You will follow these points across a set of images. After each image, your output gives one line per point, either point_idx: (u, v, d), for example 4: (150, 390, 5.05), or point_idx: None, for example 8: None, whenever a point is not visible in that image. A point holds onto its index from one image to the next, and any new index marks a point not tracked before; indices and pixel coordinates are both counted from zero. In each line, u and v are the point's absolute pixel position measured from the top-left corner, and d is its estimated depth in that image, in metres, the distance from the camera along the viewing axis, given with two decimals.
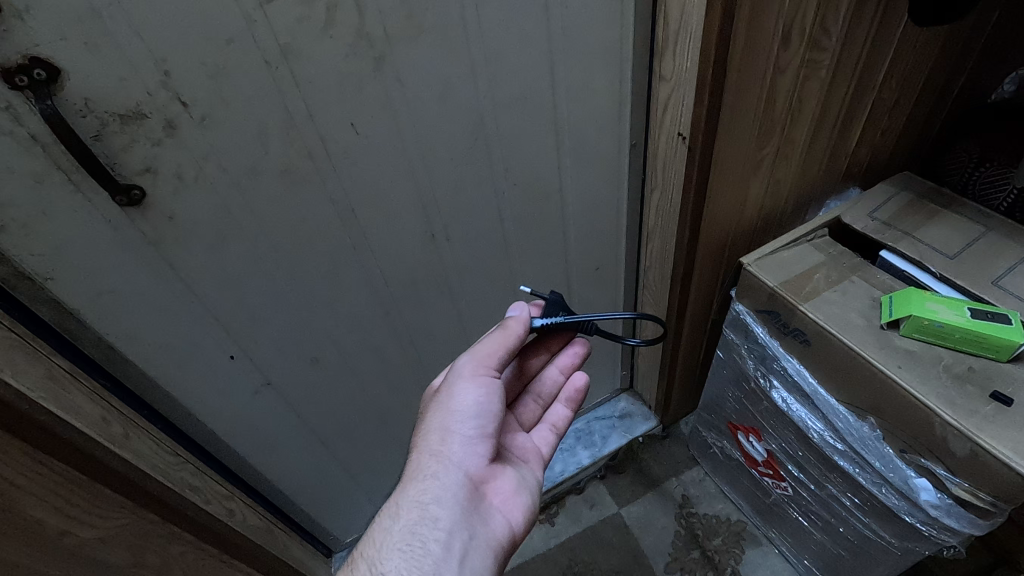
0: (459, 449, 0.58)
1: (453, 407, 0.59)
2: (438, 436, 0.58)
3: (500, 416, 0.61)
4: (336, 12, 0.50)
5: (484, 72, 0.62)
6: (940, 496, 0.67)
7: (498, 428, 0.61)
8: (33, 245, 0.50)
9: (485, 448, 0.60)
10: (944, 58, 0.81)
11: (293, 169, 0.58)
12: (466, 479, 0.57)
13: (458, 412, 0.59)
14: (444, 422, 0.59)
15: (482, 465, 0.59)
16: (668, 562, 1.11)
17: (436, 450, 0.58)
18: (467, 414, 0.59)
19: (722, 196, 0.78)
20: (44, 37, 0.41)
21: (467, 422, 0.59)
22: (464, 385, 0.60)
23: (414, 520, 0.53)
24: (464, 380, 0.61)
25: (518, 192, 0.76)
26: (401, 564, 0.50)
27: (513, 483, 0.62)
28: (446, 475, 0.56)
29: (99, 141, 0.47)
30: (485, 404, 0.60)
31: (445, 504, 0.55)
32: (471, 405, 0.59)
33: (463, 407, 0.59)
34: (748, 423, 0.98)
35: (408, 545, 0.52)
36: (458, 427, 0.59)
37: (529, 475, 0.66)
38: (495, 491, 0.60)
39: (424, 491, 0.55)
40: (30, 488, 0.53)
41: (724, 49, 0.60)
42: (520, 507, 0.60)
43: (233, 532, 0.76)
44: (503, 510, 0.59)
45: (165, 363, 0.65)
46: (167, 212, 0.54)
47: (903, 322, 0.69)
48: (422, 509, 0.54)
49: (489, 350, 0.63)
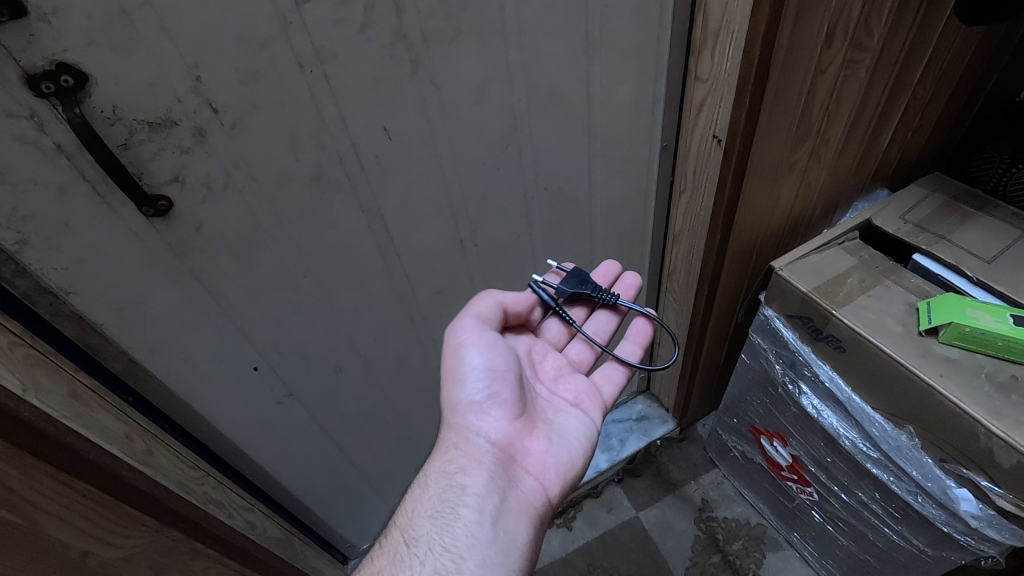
0: (471, 414, 0.58)
1: (453, 375, 0.59)
2: (447, 408, 0.59)
3: (506, 375, 0.60)
4: (373, 13, 0.48)
5: (521, 75, 0.60)
6: (981, 507, 0.66)
7: (512, 387, 0.60)
8: (56, 259, 0.47)
9: (501, 411, 0.59)
10: (980, 57, 0.79)
11: (324, 176, 0.55)
12: (486, 444, 0.56)
13: (461, 381, 0.59)
14: (450, 393, 0.59)
15: (504, 429, 0.58)
16: (689, 566, 1.10)
17: (452, 423, 0.58)
18: (467, 379, 0.59)
19: (755, 198, 0.76)
20: (71, 41, 0.39)
21: (477, 387, 0.58)
22: (455, 351, 0.60)
23: (441, 490, 0.53)
24: (452, 347, 0.60)
25: (548, 197, 0.74)
26: (432, 529, 0.49)
27: (545, 444, 0.60)
28: (464, 444, 0.56)
29: (127, 150, 0.45)
30: (483, 366, 0.59)
31: (469, 470, 0.54)
32: (469, 368, 0.59)
33: (463, 374, 0.59)
34: (773, 428, 0.96)
35: (437, 512, 0.51)
36: (466, 395, 0.58)
37: (571, 430, 0.63)
38: (525, 454, 0.58)
39: (448, 462, 0.55)
40: (51, 509, 0.50)
41: (768, 49, 0.57)
42: (552, 469, 0.59)
43: (256, 546, 0.74)
44: (533, 472, 0.58)
45: (188, 377, 0.62)
46: (193, 222, 0.52)
47: (943, 329, 0.67)
48: (449, 478, 0.53)
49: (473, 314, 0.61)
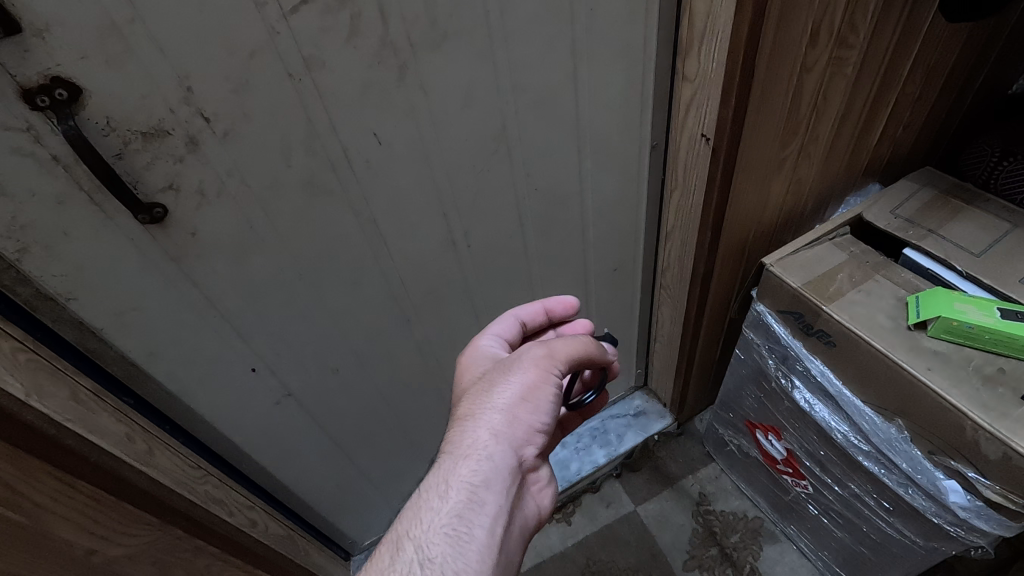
0: (521, 434, 0.55)
1: (527, 395, 0.56)
2: (500, 415, 0.54)
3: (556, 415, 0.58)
4: (359, 22, 0.49)
5: (508, 78, 0.61)
6: (969, 498, 0.66)
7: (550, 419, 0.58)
8: (55, 266, 0.49)
9: (540, 439, 0.56)
10: (969, 53, 0.80)
11: (316, 182, 0.57)
12: (519, 465, 0.54)
13: (526, 401, 0.56)
14: (511, 404, 0.55)
15: (532, 457, 0.55)
16: (686, 560, 1.11)
17: (496, 431, 0.53)
18: (536, 402, 0.56)
19: (745, 196, 0.76)
20: (65, 56, 0.40)
21: (531, 412, 0.56)
22: (539, 374, 0.57)
23: (462, 503, 0.49)
24: (543, 373, 0.58)
25: (540, 198, 0.75)
26: (447, 550, 0.46)
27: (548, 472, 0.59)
28: (501, 459, 0.52)
29: (121, 159, 0.46)
30: (552, 400, 0.57)
31: (495, 488, 0.51)
32: (544, 397, 0.56)
33: (531, 397, 0.56)
34: (767, 422, 0.97)
35: (454, 530, 0.47)
36: (522, 414, 0.55)
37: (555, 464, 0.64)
38: (535, 478, 0.57)
39: (475, 473, 0.51)
40: (57, 510, 0.51)
41: (751, 49, 0.58)
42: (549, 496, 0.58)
43: (256, 543, 0.75)
44: (536, 497, 0.56)
45: (187, 378, 0.64)
46: (188, 228, 0.53)
47: (931, 323, 0.68)
48: (473, 492, 0.50)
49: (569, 353, 0.60)
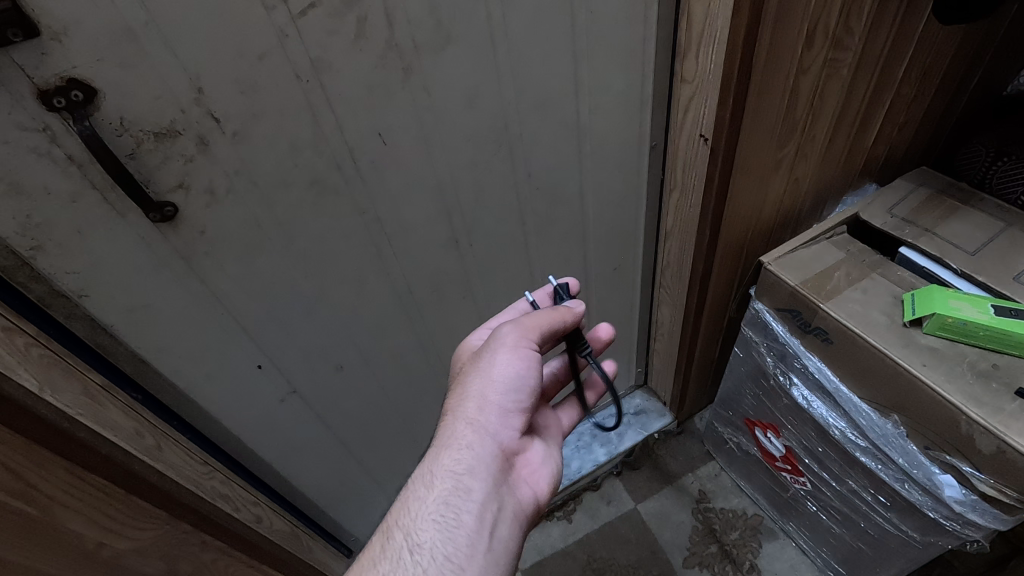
0: (498, 419, 0.55)
1: (500, 378, 0.56)
2: (474, 403, 0.55)
3: (535, 391, 0.57)
4: (365, 25, 0.50)
5: (509, 80, 0.62)
6: (964, 492, 0.68)
7: (534, 401, 0.58)
8: (69, 264, 0.50)
9: (520, 421, 0.57)
10: (962, 55, 0.81)
11: (322, 181, 0.58)
12: (501, 449, 0.55)
13: (497, 383, 0.55)
14: (484, 390, 0.55)
15: (514, 439, 0.56)
16: (686, 557, 1.12)
17: (472, 418, 0.54)
18: (508, 384, 0.56)
19: (743, 196, 0.78)
20: (81, 58, 0.41)
21: (505, 394, 0.56)
22: (510, 355, 0.56)
23: (447, 491, 0.50)
24: (512, 352, 0.56)
25: (541, 196, 0.76)
26: (436, 535, 0.48)
27: (540, 455, 0.60)
28: (482, 447, 0.53)
29: (134, 159, 0.47)
30: (527, 380, 0.56)
31: (480, 475, 0.52)
32: (516, 377, 0.56)
33: (503, 379, 0.56)
34: (766, 419, 0.98)
35: (442, 517, 0.49)
36: (495, 398, 0.55)
37: (554, 445, 0.64)
38: (525, 462, 0.58)
39: (458, 461, 0.52)
40: (67, 501, 0.52)
41: (748, 48, 0.59)
42: (544, 478, 0.59)
43: (262, 538, 0.76)
44: (530, 481, 0.57)
45: (195, 375, 0.65)
46: (198, 227, 0.54)
47: (926, 320, 0.69)
48: (457, 479, 0.51)
49: (541, 325, 0.58)
